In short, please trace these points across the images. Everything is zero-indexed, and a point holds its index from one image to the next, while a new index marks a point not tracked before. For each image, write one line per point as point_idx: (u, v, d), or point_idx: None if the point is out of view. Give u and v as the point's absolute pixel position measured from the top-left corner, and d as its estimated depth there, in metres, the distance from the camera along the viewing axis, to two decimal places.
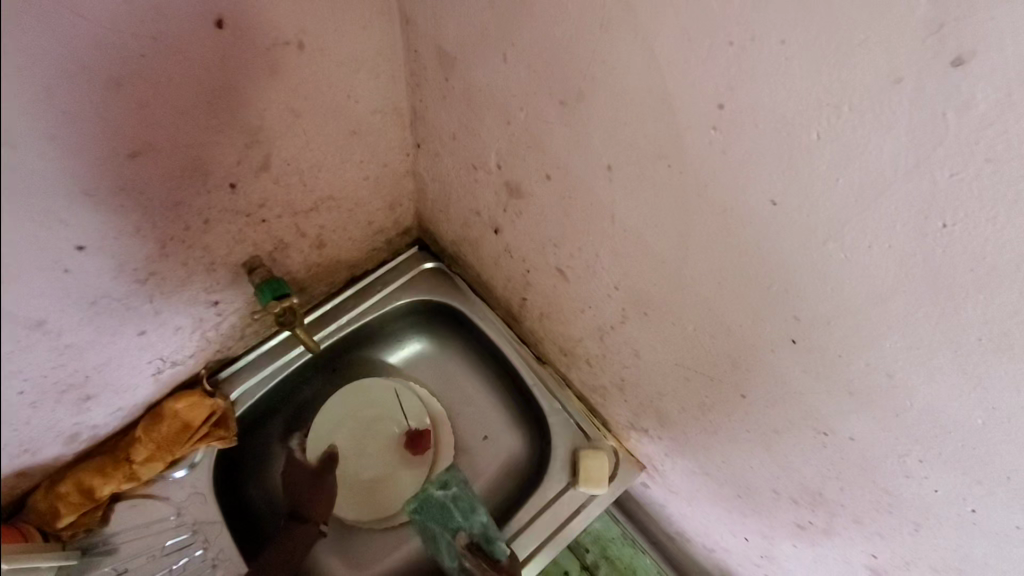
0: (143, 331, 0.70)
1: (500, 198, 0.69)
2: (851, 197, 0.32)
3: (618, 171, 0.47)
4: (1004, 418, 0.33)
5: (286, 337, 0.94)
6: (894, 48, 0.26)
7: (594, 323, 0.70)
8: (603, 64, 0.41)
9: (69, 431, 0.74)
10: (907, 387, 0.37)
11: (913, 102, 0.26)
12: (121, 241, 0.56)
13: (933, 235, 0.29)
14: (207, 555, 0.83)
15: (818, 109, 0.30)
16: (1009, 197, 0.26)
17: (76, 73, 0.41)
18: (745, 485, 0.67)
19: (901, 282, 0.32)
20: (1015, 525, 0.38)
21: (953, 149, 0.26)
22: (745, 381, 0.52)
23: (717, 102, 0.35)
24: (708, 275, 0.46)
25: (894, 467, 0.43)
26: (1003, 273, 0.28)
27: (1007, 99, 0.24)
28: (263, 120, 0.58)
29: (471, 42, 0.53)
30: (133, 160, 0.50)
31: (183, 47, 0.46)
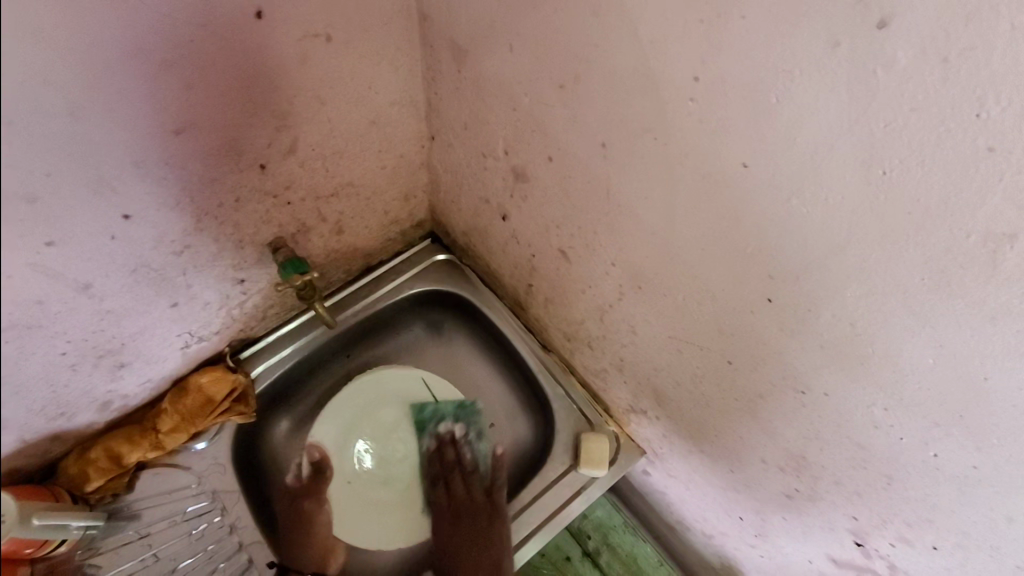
0: (175, 302, 0.76)
1: (507, 184, 0.74)
2: (807, 154, 0.36)
3: (612, 147, 0.52)
4: (950, 355, 0.37)
5: (304, 321, 0.99)
6: (831, 17, 0.31)
7: (595, 303, 0.74)
8: (595, 48, 0.46)
9: (103, 398, 0.79)
10: (867, 333, 0.41)
11: (850, 62, 0.31)
12: (163, 211, 0.62)
13: (876, 182, 0.34)
14: (225, 521, 0.88)
15: (776, 75, 0.35)
16: (932, 139, 0.30)
17: (137, 55, 0.48)
18: (735, 459, 0.69)
19: (856, 228, 0.36)
20: (973, 464, 0.41)
21: (886, 101, 0.31)
22: (730, 347, 0.55)
23: (693, 75, 0.39)
24: (693, 243, 0.50)
25: (863, 420, 0.47)
26: (933, 213, 0.32)
27: (920, 55, 0.29)
28: (294, 106, 0.65)
29: (480, 35, 0.58)
30: (179, 137, 0.57)
31: (228, 33, 0.53)
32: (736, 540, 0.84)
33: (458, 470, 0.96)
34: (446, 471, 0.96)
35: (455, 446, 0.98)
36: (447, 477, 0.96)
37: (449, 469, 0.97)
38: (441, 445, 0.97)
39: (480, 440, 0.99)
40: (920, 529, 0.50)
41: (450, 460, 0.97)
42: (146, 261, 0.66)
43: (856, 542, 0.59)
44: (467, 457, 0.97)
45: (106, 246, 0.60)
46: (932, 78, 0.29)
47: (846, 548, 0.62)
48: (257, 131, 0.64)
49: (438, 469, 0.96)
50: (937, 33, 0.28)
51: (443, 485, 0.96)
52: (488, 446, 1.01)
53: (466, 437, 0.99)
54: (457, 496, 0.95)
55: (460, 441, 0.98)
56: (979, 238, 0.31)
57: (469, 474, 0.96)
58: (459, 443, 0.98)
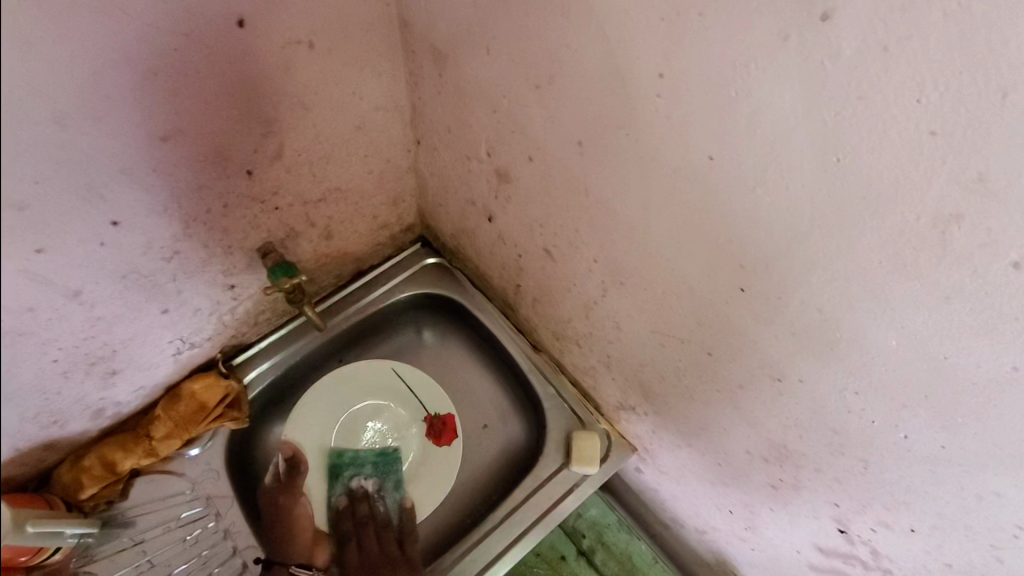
0: (166, 308, 0.77)
1: (491, 185, 0.76)
2: (767, 145, 0.37)
3: (587, 145, 0.53)
4: (912, 336, 0.38)
5: (296, 326, 1.00)
6: (781, 11, 0.32)
7: (580, 300, 0.75)
8: (567, 48, 0.47)
9: (95, 405, 0.79)
10: (835, 318, 0.42)
11: (800, 54, 0.32)
12: (151, 217, 0.63)
13: (833, 169, 0.35)
14: (220, 526, 0.87)
15: (733, 69, 0.36)
16: (879, 126, 0.31)
17: (121, 64, 0.49)
18: (721, 451, 0.69)
19: (817, 215, 0.38)
20: (941, 444, 0.42)
21: (835, 91, 0.32)
22: (709, 339, 0.56)
23: (658, 72, 0.41)
24: (668, 235, 0.51)
25: (838, 405, 0.48)
26: (885, 198, 0.33)
27: (863, 46, 0.30)
28: (278, 112, 0.66)
29: (458, 40, 0.60)
30: (165, 144, 0.58)
31: (211, 42, 0.54)
32: (727, 535, 0.84)
33: (372, 527, 0.92)
34: (358, 530, 0.91)
35: (366, 501, 0.95)
36: (359, 535, 0.91)
37: (359, 528, 0.92)
38: (354, 500, 0.94)
39: (398, 490, 0.95)
40: (898, 513, 0.51)
41: (363, 516, 0.93)
42: (136, 268, 0.67)
43: (839, 529, 0.60)
44: (381, 510, 0.94)
45: (96, 253, 0.61)
46: (876, 67, 0.30)
47: (831, 536, 0.62)
48: (243, 137, 0.65)
49: (345, 529, 0.91)
50: (876, 24, 0.29)
51: (353, 546, 0.90)
52: (480, 447, 1.01)
53: (379, 489, 0.96)
54: (370, 552, 0.90)
55: (371, 496, 0.95)
56: (930, 220, 0.32)
57: (383, 527, 0.92)
58: (372, 497, 0.95)
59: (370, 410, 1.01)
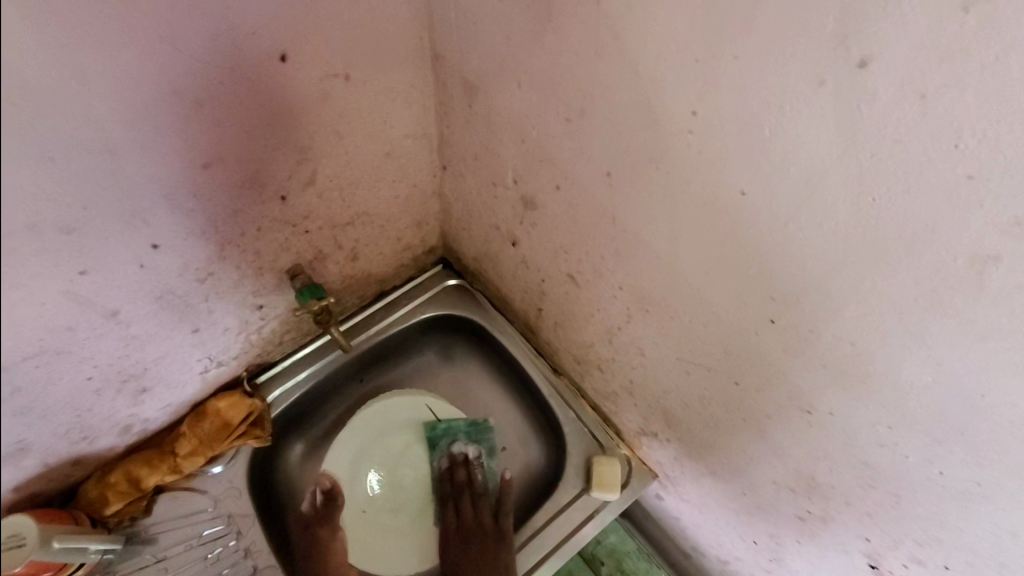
0: (196, 328, 0.78)
1: (517, 211, 0.77)
2: (800, 184, 0.38)
3: (617, 176, 0.54)
4: (948, 373, 0.38)
5: (320, 346, 1.01)
6: (815, 58, 0.33)
7: (604, 326, 0.76)
8: (600, 86, 0.49)
9: (124, 422, 0.81)
10: (868, 352, 0.42)
11: (835, 97, 0.33)
12: (189, 240, 0.65)
13: (867, 208, 0.36)
14: (240, 545, 0.88)
15: (767, 110, 0.37)
16: (914, 169, 0.32)
17: (171, 97, 0.52)
18: (747, 481, 0.69)
19: (850, 251, 0.38)
20: (977, 481, 0.42)
21: (870, 133, 0.33)
22: (738, 368, 0.56)
23: (691, 110, 0.42)
24: (697, 267, 0.52)
25: (869, 438, 0.47)
26: (920, 237, 0.34)
27: (898, 91, 0.31)
28: (314, 141, 0.68)
29: (489, 73, 0.62)
30: (206, 171, 0.60)
31: (255, 74, 0.57)
32: (751, 566, 0.83)
33: (469, 495, 0.98)
34: (457, 491, 0.98)
35: (467, 466, 1.01)
36: (457, 496, 0.98)
37: (457, 490, 0.99)
38: (454, 465, 1.00)
39: (492, 457, 1.01)
40: (931, 548, 0.50)
41: (462, 481, 0.99)
42: (171, 288, 0.69)
43: (870, 564, 0.59)
44: (479, 478, 0.99)
45: (134, 275, 0.63)
46: (912, 112, 0.31)
47: (861, 570, 0.61)
48: (279, 164, 0.67)
49: (447, 490, 0.99)
50: (912, 71, 0.30)
51: (451, 507, 0.97)
52: (499, 470, 1.01)
53: (479, 457, 1.01)
54: (466, 518, 0.95)
55: (472, 463, 1.01)
56: (965, 261, 0.33)
57: (481, 496, 0.97)
58: (472, 464, 1.01)
59: (398, 445, 1.02)
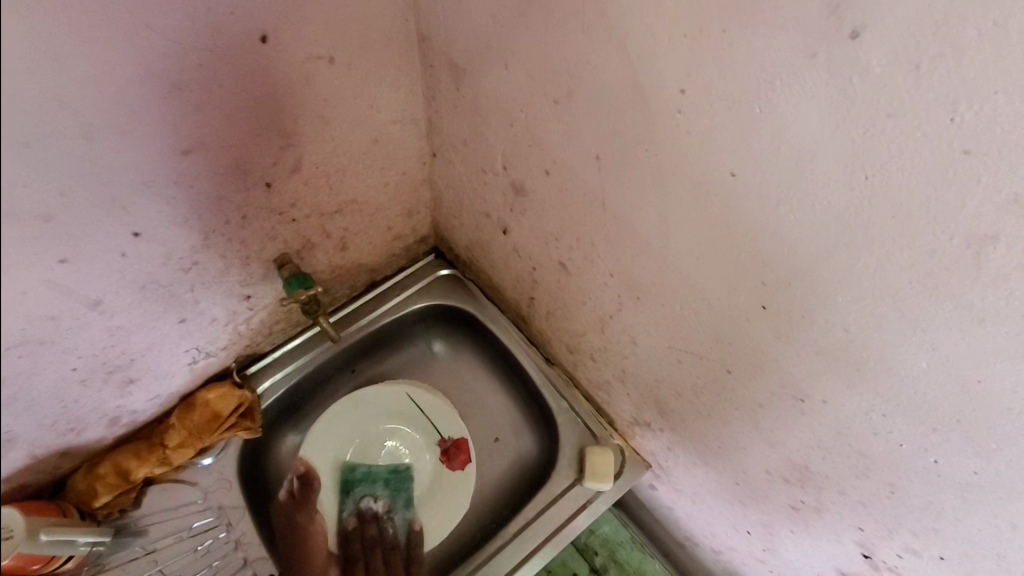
0: (183, 318, 0.77)
1: (507, 198, 0.75)
2: (792, 163, 0.37)
3: (606, 159, 0.53)
4: (942, 358, 0.37)
5: (311, 336, 1.00)
6: (808, 29, 0.32)
7: (595, 314, 0.75)
8: (587, 64, 0.47)
9: (111, 414, 0.80)
10: (861, 337, 0.41)
11: (827, 71, 0.32)
12: (171, 228, 0.64)
13: (860, 187, 0.34)
14: (230, 537, 0.87)
15: (758, 86, 0.36)
16: (910, 145, 0.31)
17: (147, 80, 0.50)
18: (740, 470, 0.68)
19: (842, 233, 0.37)
20: (973, 469, 0.41)
21: (864, 108, 0.32)
22: (729, 356, 0.55)
23: (679, 88, 0.40)
24: (687, 251, 0.51)
25: (862, 426, 0.46)
26: (916, 218, 0.33)
27: (894, 63, 0.29)
28: (299, 126, 0.66)
29: (476, 54, 0.60)
30: (187, 157, 0.59)
31: (234, 57, 0.55)
32: (745, 556, 0.82)
33: (379, 550, 0.90)
34: (366, 552, 0.89)
35: (376, 523, 0.92)
36: (367, 556, 0.89)
37: (365, 548, 0.90)
38: (364, 519, 0.92)
39: (408, 508, 0.93)
40: (926, 538, 0.50)
41: (371, 538, 0.91)
42: (155, 278, 0.68)
43: (864, 554, 0.58)
44: (388, 532, 0.91)
45: (116, 263, 0.62)
46: (908, 84, 0.30)
47: (855, 560, 0.61)
48: (263, 150, 0.66)
49: (354, 550, 0.89)
50: (907, 41, 0.28)
51: (360, 568, 0.88)
52: (492, 460, 1.00)
53: (389, 510, 0.93)
54: (374, 574, 0.88)
55: (382, 517, 0.93)
56: (962, 241, 0.32)
57: (391, 551, 0.90)
58: (382, 519, 0.93)
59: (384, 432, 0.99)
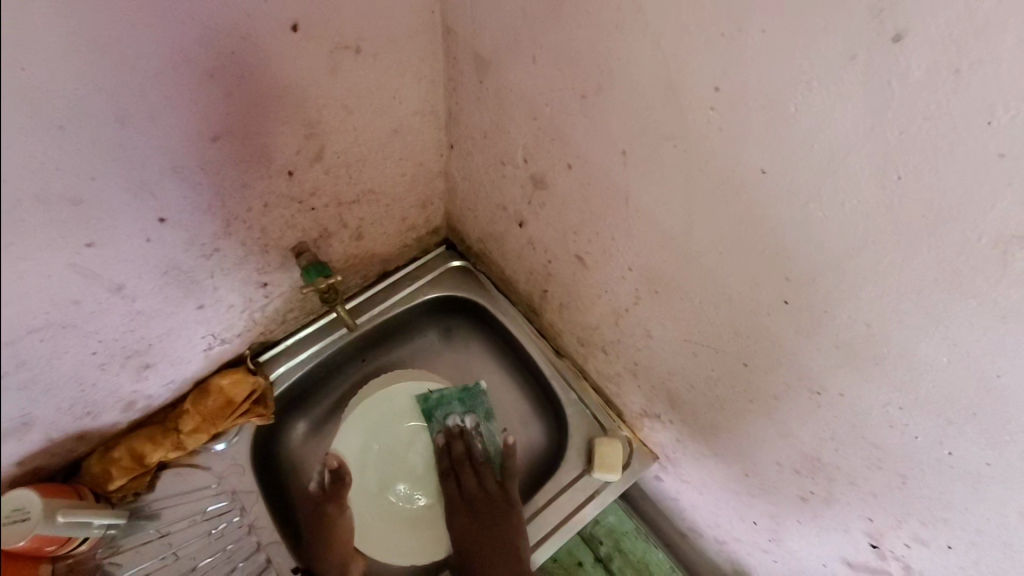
0: (201, 305, 0.78)
1: (525, 191, 0.76)
2: (824, 163, 0.38)
3: (632, 155, 0.54)
4: (963, 352, 0.38)
5: (323, 325, 1.01)
6: (849, 33, 0.33)
7: (610, 307, 0.76)
8: (619, 60, 0.48)
9: (127, 398, 0.81)
10: (882, 334, 0.42)
11: (866, 72, 0.33)
12: (195, 214, 0.64)
13: (892, 186, 0.36)
14: (244, 521, 0.88)
15: (794, 86, 0.37)
16: (944, 146, 0.32)
17: (182, 66, 0.51)
18: (750, 461, 0.70)
19: (871, 229, 0.38)
20: (986, 461, 0.42)
21: (900, 110, 0.33)
22: (747, 349, 0.57)
23: (714, 86, 0.41)
24: (710, 246, 0.52)
25: (879, 418, 0.48)
26: (947, 217, 0.34)
27: (933, 66, 0.31)
28: (324, 114, 0.67)
29: (503, 47, 0.61)
30: (214, 144, 0.59)
31: (265, 45, 0.55)
32: (749, 546, 0.84)
33: (469, 462, 0.98)
34: (454, 466, 0.98)
35: (463, 437, 1.01)
36: (456, 470, 0.98)
37: (457, 461, 0.98)
38: (450, 439, 1.00)
39: (491, 420, 1.03)
40: (935, 528, 0.51)
41: (459, 453, 0.99)
42: (177, 264, 0.68)
43: (871, 544, 0.60)
44: (478, 446, 1.00)
45: (141, 249, 0.62)
46: (945, 87, 0.31)
47: (861, 549, 0.62)
48: (288, 138, 0.66)
49: (443, 463, 0.99)
50: (948, 46, 0.30)
51: (453, 479, 0.97)
52: (501, 450, 1.02)
53: (476, 426, 1.02)
54: (466, 488, 0.96)
55: (469, 433, 1.01)
56: (990, 241, 0.33)
57: (480, 464, 0.98)
58: (469, 434, 1.01)
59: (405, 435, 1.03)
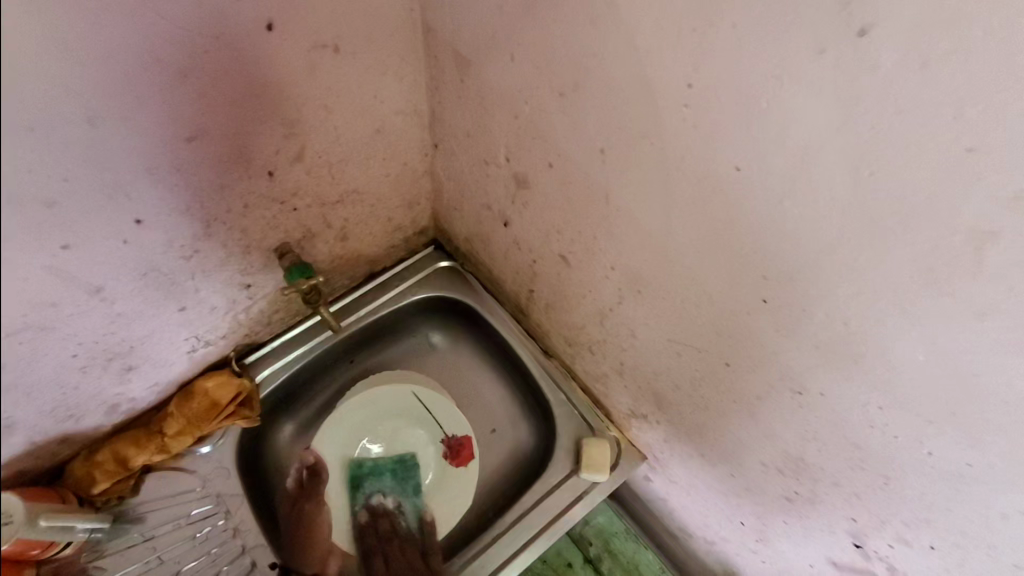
0: (183, 307, 0.77)
1: (509, 190, 0.76)
2: (797, 160, 0.38)
3: (610, 153, 0.53)
4: (940, 351, 0.38)
5: (310, 327, 1.00)
6: (818, 26, 0.32)
7: (595, 307, 0.75)
8: (594, 58, 0.47)
9: (110, 401, 0.80)
10: (860, 332, 0.42)
11: (836, 66, 0.33)
12: (173, 215, 0.64)
13: (865, 182, 0.35)
14: (229, 524, 0.87)
15: (765, 82, 0.36)
16: (915, 141, 0.32)
17: (153, 65, 0.50)
18: (735, 462, 0.69)
19: (845, 225, 0.38)
20: (966, 461, 0.42)
21: (870, 105, 0.32)
22: (729, 349, 0.56)
23: (687, 83, 0.41)
24: (689, 245, 0.51)
25: (860, 419, 0.47)
26: (920, 214, 0.34)
27: (902, 60, 0.30)
28: (303, 114, 0.66)
29: (482, 45, 0.60)
30: (191, 144, 0.58)
31: (239, 44, 0.55)
32: (738, 547, 0.84)
33: (395, 542, 0.91)
34: (381, 543, 0.91)
35: (388, 517, 0.94)
36: (384, 548, 0.90)
37: (382, 541, 0.91)
38: (375, 514, 0.93)
39: (417, 496, 0.95)
40: (918, 529, 0.51)
41: (385, 531, 0.92)
42: (156, 265, 0.68)
43: (856, 544, 0.60)
44: (401, 525, 0.93)
45: (118, 250, 0.61)
46: (914, 81, 0.30)
47: (847, 550, 0.62)
48: (267, 138, 0.65)
49: (368, 542, 0.91)
50: (917, 39, 0.29)
51: (379, 558, 0.89)
52: (489, 451, 1.01)
53: (398, 505, 0.95)
54: (393, 566, 0.89)
55: (394, 511, 0.94)
56: (963, 237, 0.32)
57: (405, 542, 0.92)
58: (392, 514, 0.94)
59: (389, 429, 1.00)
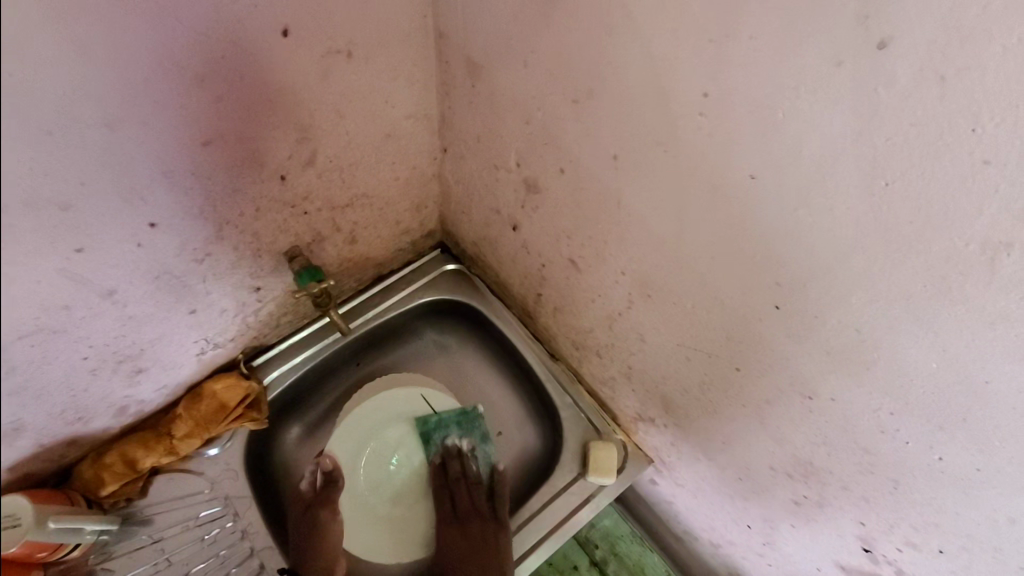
0: (193, 310, 0.77)
1: (518, 195, 0.76)
2: (813, 169, 0.38)
3: (623, 159, 0.54)
4: (953, 358, 0.38)
5: (317, 329, 1.01)
6: (835, 39, 0.33)
7: (604, 311, 0.76)
8: (609, 65, 0.48)
9: (119, 403, 0.80)
10: (873, 339, 0.42)
11: (853, 78, 0.33)
12: (186, 219, 0.64)
13: (880, 192, 0.36)
14: (238, 527, 0.88)
15: (782, 92, 0.37)
16: (932, 152, 0.32)
17: (171, 71, 0.50)
18: (743, 465, 0.70)
19: (859, 234, 0.38)
20: (976, 466, 0.42)
21: (887, 116, 0.33)
22: (740, 354, 0.56)
23: (703, 92, 0.41)
24: (701, 251, 0.52)
25: (871, 424, 0.48)
26: (935, 223, 0.34)
27: (919, 73, 0.31)
28: (316, 119, 0.67)
29: (495, 51, 0.61)
30: (205, 148, 0.59)
31: (255, 50, 0.55)
32: (744, 550, 0.84)
33: (462, 484, 0.97)
34: (450, 485, 0.97)
35: (459, 460, 0.99)
36: (451, 490, 0.97)
37: (453, 482, 0.97)
38: (448, 458, 0.99)
39: (486, 442, 1.00)
40: (927, 533, 0.51)
41: (454, 475, 0.98)
42: (168, 268, 0.68)
43: (864, 548, 0.60)
44: (473, 470, 0.98)
45: (131, 254, 0.62)
46: (931, 94, 0.31)
47: (855, 554, 0.62)
48: (280, 142, 0.66)
49: (441, 483, 0.98)
50: (934, 54, 0.30)
51: (447, 498, 0.97)
52: (496, 454, 1.02)
53: (472, 449, 1.00)
54: (460, 505, 0.95)
55: (466, 455, 1.00)
56: (978, 247, 0.33)
57: (474, 486, 0.97)
58: (466, 457, 0.99)
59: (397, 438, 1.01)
